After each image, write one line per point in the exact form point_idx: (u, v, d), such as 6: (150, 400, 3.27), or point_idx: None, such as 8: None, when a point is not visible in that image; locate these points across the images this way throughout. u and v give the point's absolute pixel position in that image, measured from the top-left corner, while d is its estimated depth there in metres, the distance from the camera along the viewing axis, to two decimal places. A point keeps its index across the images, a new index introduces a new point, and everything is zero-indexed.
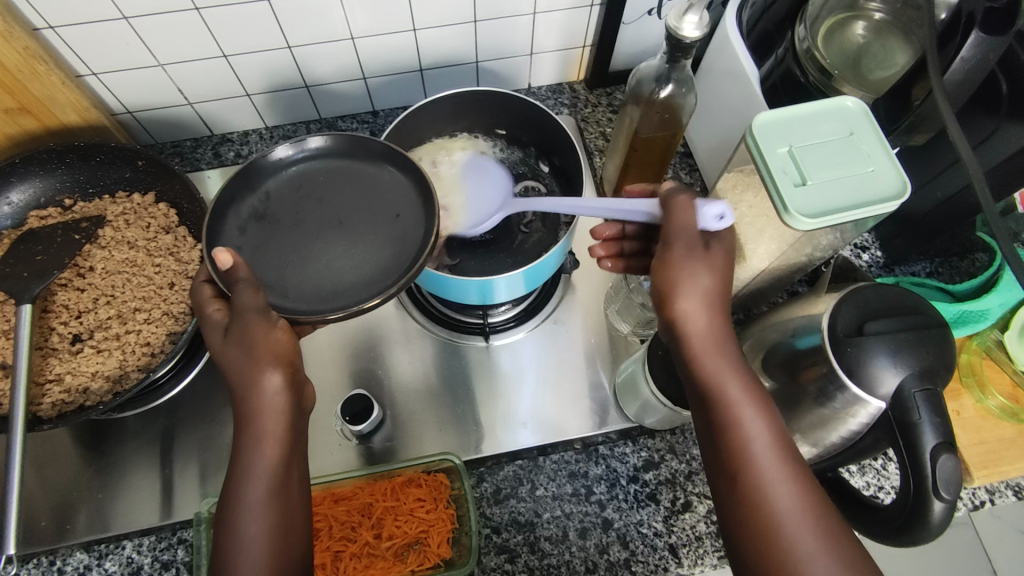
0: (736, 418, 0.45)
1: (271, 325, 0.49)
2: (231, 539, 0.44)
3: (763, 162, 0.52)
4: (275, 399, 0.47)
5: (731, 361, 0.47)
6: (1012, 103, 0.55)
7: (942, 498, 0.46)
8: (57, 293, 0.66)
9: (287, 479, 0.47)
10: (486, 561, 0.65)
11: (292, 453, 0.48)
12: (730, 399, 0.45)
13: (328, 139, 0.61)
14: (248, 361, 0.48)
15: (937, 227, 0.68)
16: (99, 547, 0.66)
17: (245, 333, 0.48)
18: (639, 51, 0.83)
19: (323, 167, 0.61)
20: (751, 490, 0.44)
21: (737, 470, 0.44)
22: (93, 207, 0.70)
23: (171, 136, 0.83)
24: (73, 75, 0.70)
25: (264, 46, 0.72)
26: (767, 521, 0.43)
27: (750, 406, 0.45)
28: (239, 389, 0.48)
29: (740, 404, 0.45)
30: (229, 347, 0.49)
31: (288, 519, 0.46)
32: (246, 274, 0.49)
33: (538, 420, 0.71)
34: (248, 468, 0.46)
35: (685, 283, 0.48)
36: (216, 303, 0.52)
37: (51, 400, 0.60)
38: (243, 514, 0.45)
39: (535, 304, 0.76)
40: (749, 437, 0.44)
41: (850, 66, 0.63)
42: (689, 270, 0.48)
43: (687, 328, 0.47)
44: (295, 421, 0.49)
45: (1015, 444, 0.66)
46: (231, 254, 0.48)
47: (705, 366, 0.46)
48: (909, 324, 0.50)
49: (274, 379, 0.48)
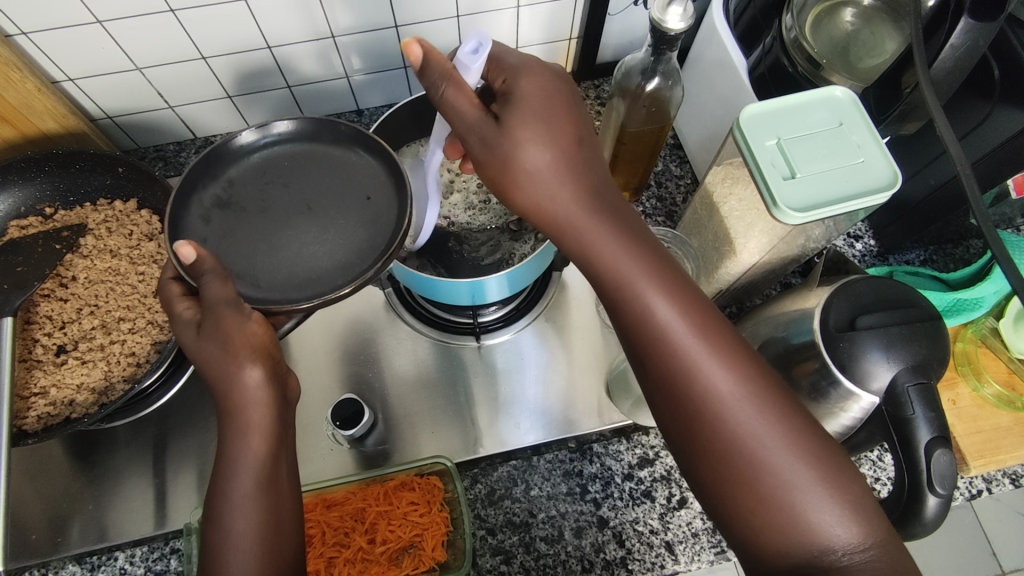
0: (648, 303, 0.40)
1: (244, 317, 0.48)
2: (219, 535, 0.44)
3: (750, 155, 0.52)
4: (258, 392, 0.46)
5: (617, 229, 0.42)
6: (1005, 88, 0.54)
7: (936, 493, 0.46)
8: (39, 304, 0.65)
9: (275, 474, 0.46)
10: (482, 563, 0.64)
11: (279, 445, 0.47)
12: (630, 283, 0.41)
13: (294, 124, 0.60)
14: (222, 354, 0.46)
15: (930, 215, 0.67)
16: (91, 559, 0.65)
17: (217, 328, 0.47)
18: (626, 42, 0.82)
19: (288, 152, 0.60)
20: (676, 377, 0.40)
21: (664, 359, 0.40)
22: (74, 215, 0.69)
23: (154, 140, 0.82)
24: (49, 82, 0.69)
25: (243, 47, 0.70)
26: (704, 408, 0.39)
27: (657, 291, 0.40)
28: (219, 383, 0.46)
29: (645, 284, 0.41)
30: (201, 342, 0.47)
31: (277, 513, 0.45)
32: (211, 266, 0.48)
33: (533, 418, 0.70)
34: (235, 461, 0.45)
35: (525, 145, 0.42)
36: (184, 301, 0.50)
37: (36, 412, 0.60)
38: (230, 509, 0.44)
39: (525, 304, 0.75)
40: (664, 320, 0.40)
41: (839, 54, 0.61)
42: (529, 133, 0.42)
43: (557, 207, 0.42)
44: (280, 415, 0.47)
45: (1011, 432, 0.66)
46: (193, 247, 0.46)
47: (591, 246, 0.42)
48: (903, 318, 0.50)
49: (253, 372, 0.46)
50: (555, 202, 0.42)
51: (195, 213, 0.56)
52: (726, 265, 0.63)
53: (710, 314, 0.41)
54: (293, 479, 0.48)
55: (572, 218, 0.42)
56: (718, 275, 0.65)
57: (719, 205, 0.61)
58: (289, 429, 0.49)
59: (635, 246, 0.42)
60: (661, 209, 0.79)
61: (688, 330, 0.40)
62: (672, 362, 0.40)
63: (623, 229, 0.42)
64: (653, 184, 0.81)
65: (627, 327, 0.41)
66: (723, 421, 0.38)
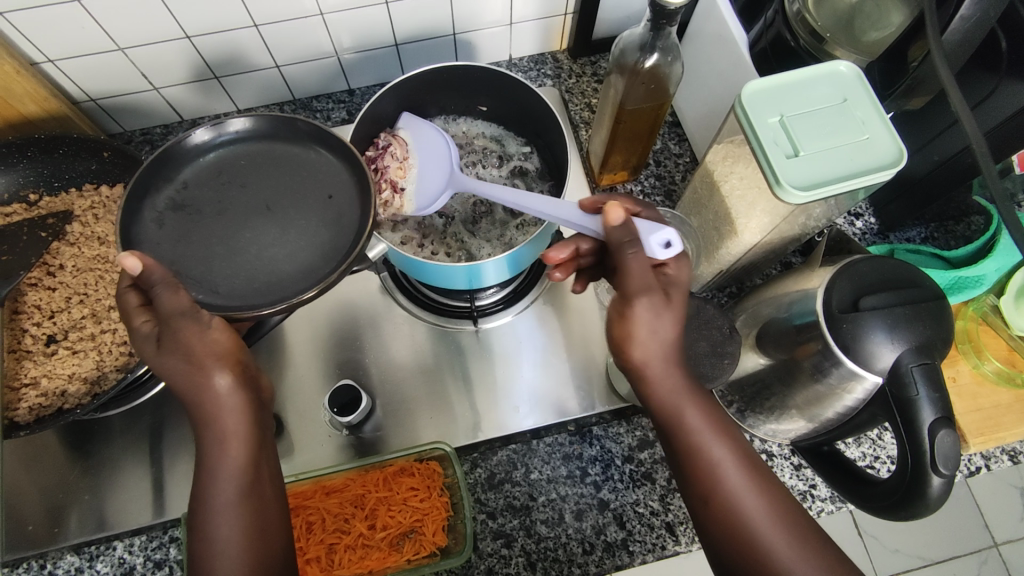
0: (703, 444, 0.47)
1: (203, 326, 0.48)
2: (205, 543, 0.45)
3: (753, 133, 0.50)
4: (230, 399, 0.47)
5: (695, 395, 0.48)
6: (1013, 60, 0.53)
7: (941, 473, 0.46)
8: (27, 294, 0.63)
9: (257, 475, 0.48)
10: (483, 547, 0.64)
11: (257, 449, 0.48)
12: (694, 430, 0.47)
13: (249, 121, 0.58)
14: (196, 364, 0.47)
15: (932, 192, 0.65)
16: (89, 549, 0.65)
17: (177, 341, 0.47)
18: (624, 17, 0.80)
19: (245, 151, 0.59)
20: (737, 526, 0.45)
21: (707, 491, 0.46)
22: (60, 202, 0.68)
23: (139, 123, 0.80)
24: (28, 63, 0.66)
25: (229, 25, 0.68)
26: (753, 541, 0.44)
27: (698, 412, 0.47)
28: (187, 395, 0.47)
29: (706, 433, 0.47)
30: (163, 357, 0.47)
31: (262, 516, 0.47)
32: (161, 275, 0.47)
33: (535, 398, 0.70)
34: (214, 468, 0.46)
35: (645, 281, 0.46)
36: (143, 315, 0.48)
37: (27, 404, 0.59)
38: (214, 517, 0.45)
39: (522, 287, 0.74)
40: (723, 466, 0.46)
41: (842, 29, 0.59)
42: (645, 302, 0.46)
43: (656, 360, 0.47)
44: (254, 420, 0.49)
45: (1011, 410, 0.65)
46: (138, 258, 0.45)
47: (678, 411, 0.47)
48: (907, 299, 0.49)
49: (222, 379, 0.47)
50: (659, 349, 0.47)
51: (151, 203, 0.56)
52: (727, 246, 0.62)
53: (754, 459, 0.48)
54: (276, 480, 0.50)
55: (658, 378, 0.47)
56: (718, 256, 0.64)
57: (719, 184, 0.61)
58: (267, 431, 0.50)
59: (692, 394, 0.48)
60: (660, 188, 0.78)
61: (724, 449, 0.47)
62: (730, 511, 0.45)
63: (701, 397, 0.48)
64: (652, 163, 0.79)
65: (682, 461, 0.48)
66: (770, 558, 0.44)
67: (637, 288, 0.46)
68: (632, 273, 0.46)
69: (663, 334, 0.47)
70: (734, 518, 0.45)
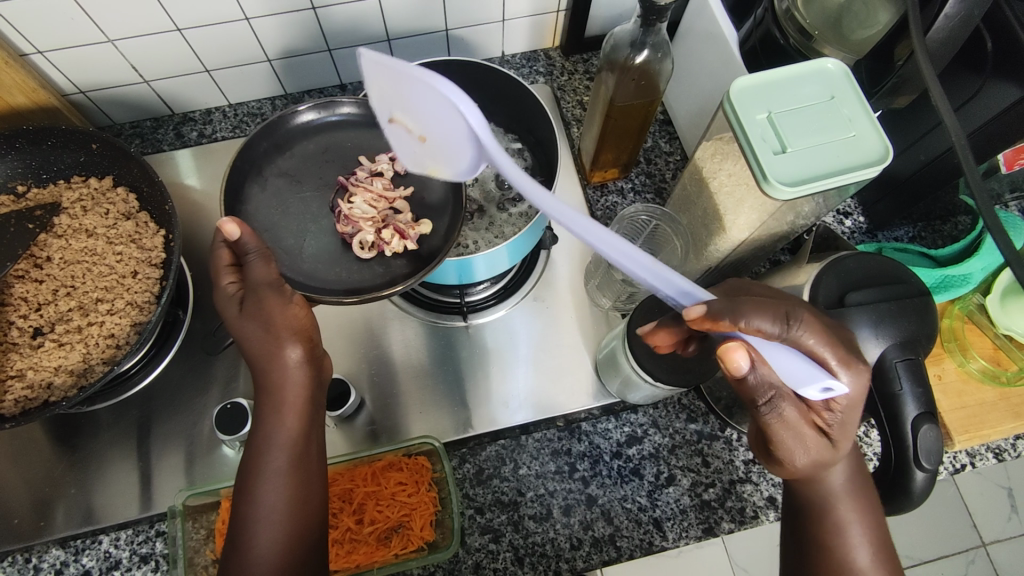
0: (846, 542, 0.45)
1: (286, 300, 0.49)
2: (250, 506, 0.45)
3: (741, 130, 0.51)
4: (297, 372, 0.49)
5: (858, 501, 0.46)
6: (998, 60, 0.53)
7: (924, 468, 0.46)
8: (13, 285, 0.63)
9: (306, 452, 0.48)
10: (471, 542, 0.64)
11: (310, 424, 0.49)
12: (843, 528, 0.45)
13: (356, 108, 0.70)
14: (264, 334, 0.48)
15: (920, 191, 0.66)
16: (75, 543, 0.65)
17: (261, 309, 0.48)
18: (615, 15, 0.80)
19: (346, 131, 0.70)
20: None
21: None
22: (48, 193, 0.67)
23: (130, 116, 0.80)
24: (18, 55, 0.66)
25: (221, 18, 0.68)
26: None
27: (852, 512, 0.45)
28: (258, 359, 0.49)
29: (854, 532, 0.45)
30: (243, 320, 0.49)
31: (307, 489, 0.47)
32: (255, 246, 0.49)
33: (522, 398, 0.70)
34: (270, 435, 0.47)
35: (794, 446, 0.42)
36: (231, 276, 0.50)
37: (13, 396, 0.58)
38: (262, 482, 0.45)
39: (514, 282, 0.74)
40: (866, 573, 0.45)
41: (831, 26, 0.60)
42: (792, 449, 0.43)
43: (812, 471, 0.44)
44: (314, 395, 0.50)
45: (996, 407, 0.66)
46: (238, 227, 0.47)
47: (833, 508, 0.45)
48: (892, 295, 0.49)
49: (294, 352, 0.48)
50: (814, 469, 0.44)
51: None
52: (716, 243, 0.63)
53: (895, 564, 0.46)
54: (321, 457, 0.50)
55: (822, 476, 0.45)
56: (707, 253, 0.65)
57: (708, 181, 0.61)
58: (319, 410, 0.51)
59: (850, 491, 0.45)
60: (650, 186, 0.78)
61: (871, 554, 0.45)
62: None
63: (864, 501, 0.46)
64: (643, 161, 0.80)
65: (818, 554, 0.46)
66: None
67: (795, 444, 0.42)
68: (784, 431, 0.42)
69: (806, 467, 0.43)
70: None
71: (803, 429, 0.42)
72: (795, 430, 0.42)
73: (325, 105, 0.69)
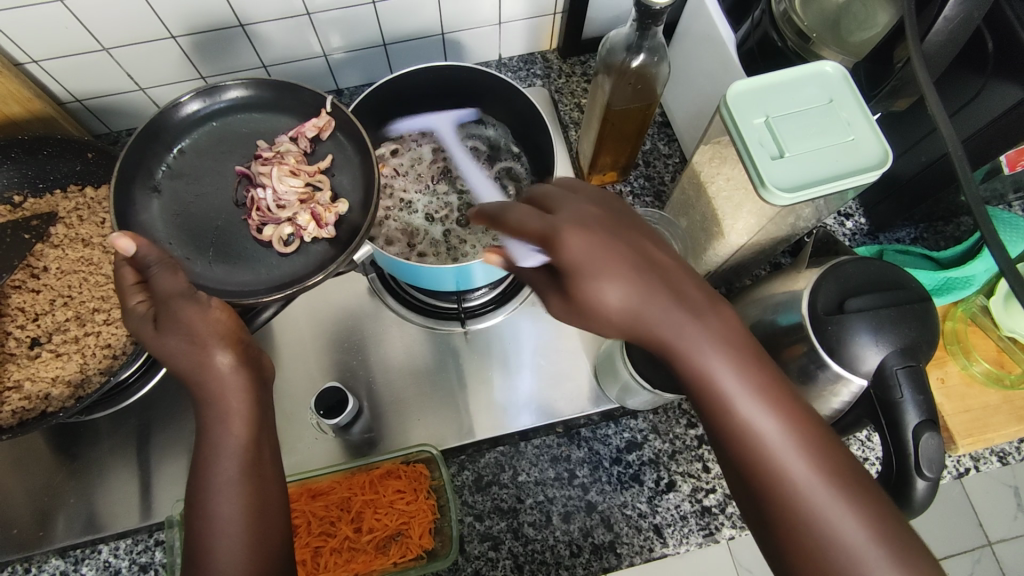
0: (749, 426, 0.37)
1: (204, 308, 0.48)
2: (204, 522, 0.43)
3: (738, 135, 0.50)
4: (234, 378, 0.46)
5: (744, 366, 0.38)
6: (999, 61, 0.52)
7: (924, 477, 0.45)
8: (10, 296, 0.63)
9: (259, 457, 0.46)
10: (470, 550, 0.64)
11: (260, 431, 0.47)
12: (740, 415, 0.37)
13: (242, 89, 0.66)
14: (188, 346, 0.46)
15: (921, 192, 0.65)
16: (75, 552, 0.65)
17: (178, 322, 0.47)
18: (613, 17, 0.80)
19: (238, 115, 0.67)
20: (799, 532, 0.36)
21: (800, 554, 0.36)
22: (44, 203, 0.67)
23: (127, 124, 0.79)
24: (13, 64, 0.66)
25: (215, 25, 0.68)
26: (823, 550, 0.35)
27: (741, 387, 0.37)
28: (190, 376, 0.46)
29: (755, 414, 0.37)
30: (162, 337, 0.47)
31: (263, 497, 0.45)
32: (155, 256, 0.49)
33: (534, 402, 0.69)
34: (215, 446, 0.45)
35: (627, 294, 0.38)
36: (137, 294, 0.49)
37: (10, 407, 0.58)
38: (212, 495, 0.43)
39: (512, 287, 0.74)
40: (783, 460, 0.36)
41: (829, 28, 0.59)
42: (636, 304, 0.38)
43: (674, 336, 0.38)
44: (258, 398, 0.48)
45: (1000, 411, 0.65)
46: (130, 239, 0.47)
47: (715, 388, 0.37)
48: (892, 301, 0.49)
49: (223, 358, 0.47)
50: (666, 331, 0.38)
51: None
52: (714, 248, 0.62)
53: (827, 443, 0.37)
54: (277, 465, 0.48)
55: (691, 352, 0.37)
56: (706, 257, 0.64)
57: (706, 185, 0.60)
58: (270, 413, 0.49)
59: (732, 362, 0.37)
60: (649, 188, 0.78)
61: (781, 434, 0.37)
62: (796, 514, 0.36)
63: (750, 370, 0.38)
64: (641, 163, 0.79)
65: (729, 455, 0.38)
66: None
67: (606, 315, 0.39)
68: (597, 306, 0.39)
69: (642, 317, 0.38)
70: (800, 529, 0.36)
71: (633, 281, 0.38)
72: (626, 286, 0.38)
73: (208, 93, 0.64)
